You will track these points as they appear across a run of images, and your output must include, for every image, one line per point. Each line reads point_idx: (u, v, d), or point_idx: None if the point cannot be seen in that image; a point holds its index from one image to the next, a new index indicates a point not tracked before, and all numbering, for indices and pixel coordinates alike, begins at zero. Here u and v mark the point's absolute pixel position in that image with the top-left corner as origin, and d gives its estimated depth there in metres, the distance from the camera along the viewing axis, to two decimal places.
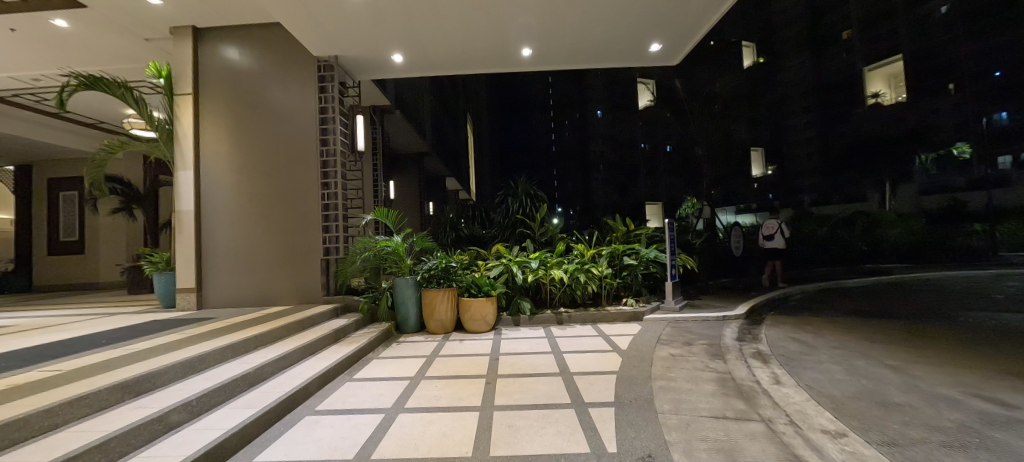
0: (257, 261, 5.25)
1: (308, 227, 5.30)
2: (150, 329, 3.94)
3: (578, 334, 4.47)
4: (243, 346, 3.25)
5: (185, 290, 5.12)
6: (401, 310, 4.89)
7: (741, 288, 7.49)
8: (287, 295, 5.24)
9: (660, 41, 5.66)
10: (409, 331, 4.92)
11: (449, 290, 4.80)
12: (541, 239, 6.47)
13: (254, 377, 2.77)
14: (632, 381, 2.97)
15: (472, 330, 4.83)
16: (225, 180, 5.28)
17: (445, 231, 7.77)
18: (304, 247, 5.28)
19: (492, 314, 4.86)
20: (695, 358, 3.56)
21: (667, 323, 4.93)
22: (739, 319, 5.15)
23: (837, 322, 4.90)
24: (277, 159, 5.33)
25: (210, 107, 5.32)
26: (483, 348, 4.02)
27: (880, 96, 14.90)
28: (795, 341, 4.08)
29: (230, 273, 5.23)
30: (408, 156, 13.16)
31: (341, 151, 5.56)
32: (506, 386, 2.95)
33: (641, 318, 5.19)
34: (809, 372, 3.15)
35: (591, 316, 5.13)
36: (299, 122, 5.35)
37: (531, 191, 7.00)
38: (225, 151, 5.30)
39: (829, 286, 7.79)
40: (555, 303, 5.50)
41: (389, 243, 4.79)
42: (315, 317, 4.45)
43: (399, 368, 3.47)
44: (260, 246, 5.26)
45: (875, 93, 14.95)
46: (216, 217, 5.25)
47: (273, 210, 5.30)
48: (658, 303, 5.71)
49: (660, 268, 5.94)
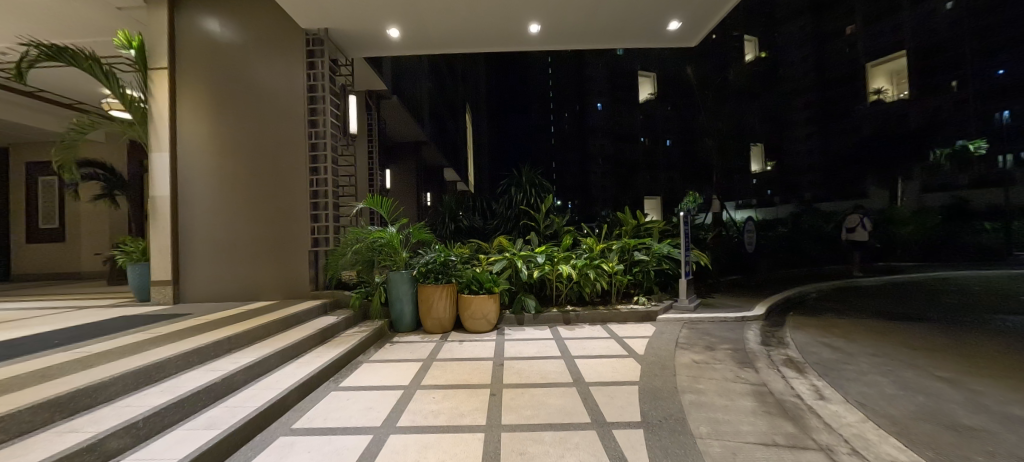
0: (239, 253, 4.84)
1: (295, 216, 4.88)
2: (117, 327, 3.54)
3: (588, 336, 4.11)
4: (214, 349, 2.85)
5: (160, 283, 4.72)
6: (396, 307, 4.50)
7: (754, 286, 7.14)
8: (271, 289, 4.84)
9: (680, 19, 5.23)
10: (404, 330, 4.54)
11: (447, 285, 4.41)
12: (546, 232, 5.98)
13: (221, 389, 2.39)
14: (657, 395, 2.61)
15: (473, 329, 4.44)
16: (205, 164, 4.86)
17: (444, 223, 7.31)
18: (291, 238, 4.87)
19: (494, 312, 4.47)
20: (722, 366, 3.19)
21: (683, 324, 4.57)
22: (759, 320, 4.81)
23: (866, 325, 4.55)
24: (261, 142, 4.89)
25: (187, 85, 4.88)
26: (485, 352, 3.64)
27: (881, 93, 15.20)
28: (827, 347, 3.72)
29: (210, 264, 4.83)
30: (405, 145, 12.73)
31: (332, 133, 5.12)
32: (513, 399, 2.59)
33: (654, 318, 4.82)
34: (853, 386, 2.81)
35: (600, 315, 4.76)
36: (285, 101, 4.91)
37: (536, 181, 6.57)
38: (205, 133, 4.86)
39: (845, 285, 7.44)
40: (562, 302, 5.12)
41: (383, 235, 4.45)
42: (301, 314, 4.04)
43: (392, 374, 3.09)
44: (243, 237, 4.86)
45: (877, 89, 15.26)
46: (194, 204, 4.84)
47: (257, 197, 4.88)
48: (671, 302, 5.35)
49: (673, 264, 5.58)
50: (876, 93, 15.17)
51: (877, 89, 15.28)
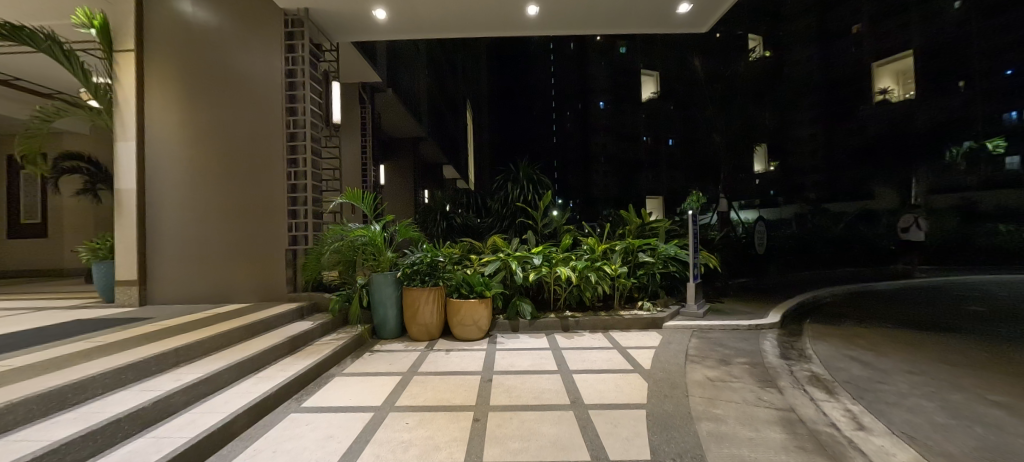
0: (212, 252, 4.48)
1: (271, 212, 4.49)
2: (64, 333, 3.18)
3: (588, 347, 3.72)
4: (159, 363, 2.47)
5: (125, 282, 4.36)
6: (378, 311, 4.12)
7: (764, 289, 6.75)
8: (246, 291, 4.46)
9: (690, 2, 4.80)
10: (387, 337, 4.15)
11: (434, 289, 4.02)
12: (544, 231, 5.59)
13: (152, 414, 2.01)
14: (670, 423, 2.23)
15: (462, 337, 4.05)
16: (175, 155, 4.48)
17: (435, 220, 6.91)
18: (267, 237, 4.48)
19: (486, 318, 4.09)
20: (740, 385, 2.81)
21: (692, 333, 4.19)
22: (774, 328, 4.42)
23: (893, 335, 4.17)
24: (234, 132, 4.51)
25: (155, 69, 4.50)
26: (473, 364, 3.26)
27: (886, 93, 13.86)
28: (855, 361, 3.34)
29: (180, 264, 4.47)
30: (402, 140, 12.33)
31: (313, 122, 4.74)
32: (501, 425, 2.22)
33: (660, 325, 4.42)
34: (896, 413, 2.43)
35: (602, 322, 4.37)
36: (262, 87, 4.52)
37: (534, 176, 6.14)
38: (174, 121, 4.49)
39: (859, 290, 7.06)
40: (560, 307, 4.73)
41: (365, 232, 4.07)
42: (273, 319, 3.67)
43: (365, 392, 2.71)
44: (216, 234, 4.49)
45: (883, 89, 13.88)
46: (163, 197, 4.47)
47: (230, 190, 4.50)
48: (677, 307, 4.96)
49: (681, 267, 5.19)
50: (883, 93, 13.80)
51: (881, 90, 13.89)
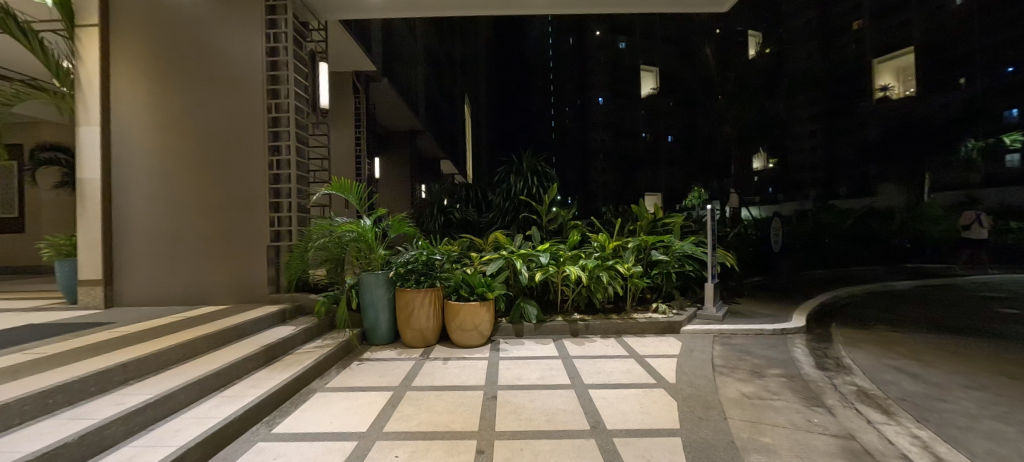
0: (184, 250, 4.07)
1: (251, 206, 4.07)
2: (6, 341, 2.76)
3: (602, 355, 3.33)
4: (101, 382, 2.08)
5: (90, 283, 3.94)
6: (369, 315, 3.73)
7: (780, 289, 6.36)
8: (223, 293, 4.06)
9: None
10: (378, 343, 3.76)
11: (431, 290, 3.63)
12: (549, 227, 5.21)
13: (78, 451, 1.63)
14: (712, 456, 1.86)
15: (462, 343, 3.66)
16: (144, 141, 4.06)
17: (432, 215, 6.50)
18: (245, 234, 4.06)
19: (488, 322, 3.71)
20: (783, 404, 2.44)
21: (715, 339, 3.81)
22: (801, 333, 4.07)
23: (933, 342, 3.80)
24: (210, 118, 4.08)
25: (124, 47, 4.07)
26: (475, 377, 2.88)
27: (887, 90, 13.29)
28: (905, 374, 2.97)
29: (151, 262, 4.05)
30: (398, 133, 11.86)
31: (298, 106, 4.32)
32: (509, 459, 1.84)
33: (678, 330, 4.05)
34: (974, 440, 2.07)
35: (614, 326, 3.99)
36: (241, 66, 4.09)
37: (538, 167, 5.72)
38: (144, 104, 4.07)
39: (878, 289, 6.70)
40: (568, 309, 4.35)
41: (354, 228, 3.69)
42: (250, 325, 3.27)
43: (350, 414, 2.33)
44: (188, 231, 4.07)
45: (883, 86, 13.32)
46: (132, 188, 4.05)
47: (204, 180, 4.07)
48: (694, 309, 4.58)
49: (697, 266, 4.82)
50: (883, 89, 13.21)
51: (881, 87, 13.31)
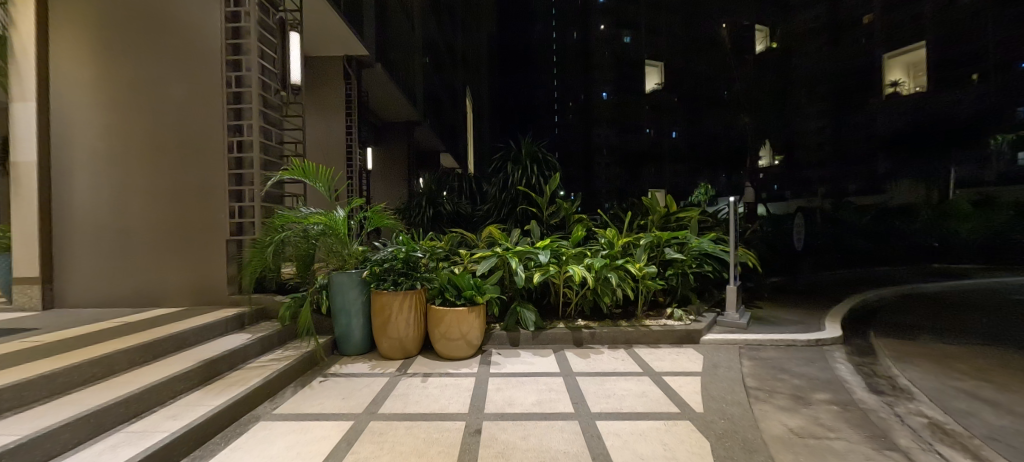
0: (133, 245, 3.55)
1: (209, 196, 3.56)
2: None
3: (611, 372, 2.82)
4: None
5: (25, 281, 3.44)
6: (340, 321, 3.21)
7: (802, 291, 5.82)
8: (178, 293, 3.55)
9: None
10: (350, 353, 3.24)
11: (412, 293, 3.12)
12: (550, 222, 4.69)
13: None
14: None
15: (447, 355, 3.14)
16: (89, 119, 3.55)
17: (421, 207, 5.96)
18: (203, 227, 3.55)
19: (478, 330, 3.19)
20: (845, 445, 1.92)
21: (741, 352, 3.28)
22: (838, 344, 3.55)
23: (998, 357, 3.27)
24: (163, 94, 3.57)
25: (66, 11, 3.56)
26: (457, 402, 2.37)
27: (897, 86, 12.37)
28: (985, 404, 2.43)
29: (95, 257, 3.54)
30: (395, 124, 11.30)
31: (265, 80, 3.79)
32: None
33: (697, 339, 3.52)
34: None
35: (623, 335, 3.47)
36: (197, 33, 3.58)
37: (539, 155, 5.17)
38: (88, 76, 3.56)
39: (910, 293, 6.14)
40: (570, 315, 3.83)
41: (323, 220, 3.17)
42: (196, 333, 2.77)
43: (291, 455, 1.83)
44: (138, 221, 3.56)
45: (893, 81, 12.42)
46: (75, 172, 3.54)
47: (157, 164, 3.56)
48: (714, 315, 4.04)
49: (715, 266, 4.28)
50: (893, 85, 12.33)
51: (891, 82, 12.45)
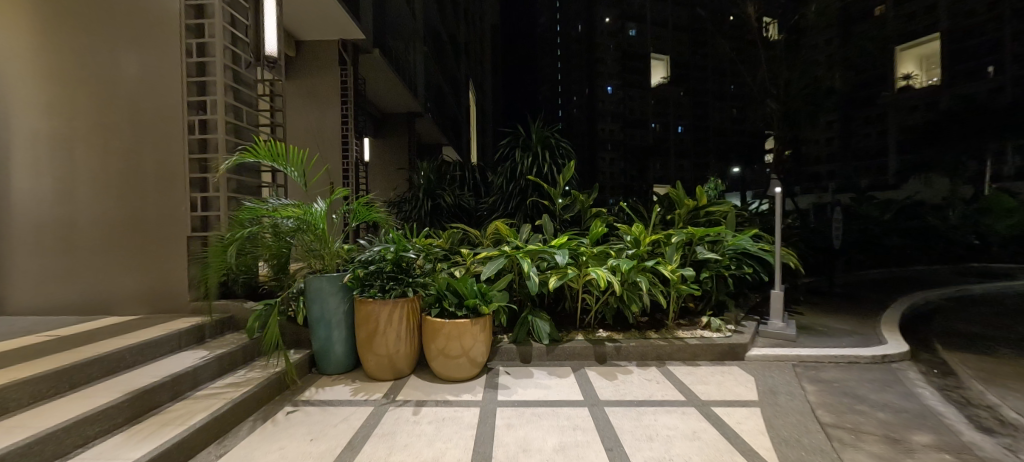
0: (79, 244, 3.02)
1: (167, 189, 3.05)
2: None
3: (646, 402, 2.27)
4: None
5: None
6: (318, 333, 2.68)
7: (840, 294, 5.25)
8: (133, 299, 3.04)
9: None
10: (331, 372, 2.72)
11: (404, 302, 2.60)
12: (564, 217, 4.15)
13: None
14: None
15: (446, 375, 2.62)
16: (26, 93, 3.02)
17: (418, 199, 5.39)
18: (161, 227, 3.04)
19: (483, 346, 2.65)
20: None
21: (799, 372, 2.73)
22: (908, 360, 3.00)
23: None
24: (115, 70, 3.04)
25: None
26: (456, 447, 1.84)
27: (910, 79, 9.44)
28: None
29: (34, 256, 3.02)
30: (394, 115, 10.74)
31: (234, 51, 3.27)
32: None
33: (742, 355, 2.97)
34: None
35: (654, 349, 2.93)
36: None
37: (550, 141, 4.61)
38: (25, 42, 3.02)
39: (959, 295, 5.55)
40: (590, 324, 3.30)
41: (298, 213, 2.64)
42: (138, 352, 2.27)
43: None
44: (84, 214, 3.02)
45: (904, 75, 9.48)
46: (11, 156, 3.01)
47: (106, 147, 3.03)
48: (756, 325, 3.48)
49: (754, 267, 3.73)
50: (908, 78, 9.29)
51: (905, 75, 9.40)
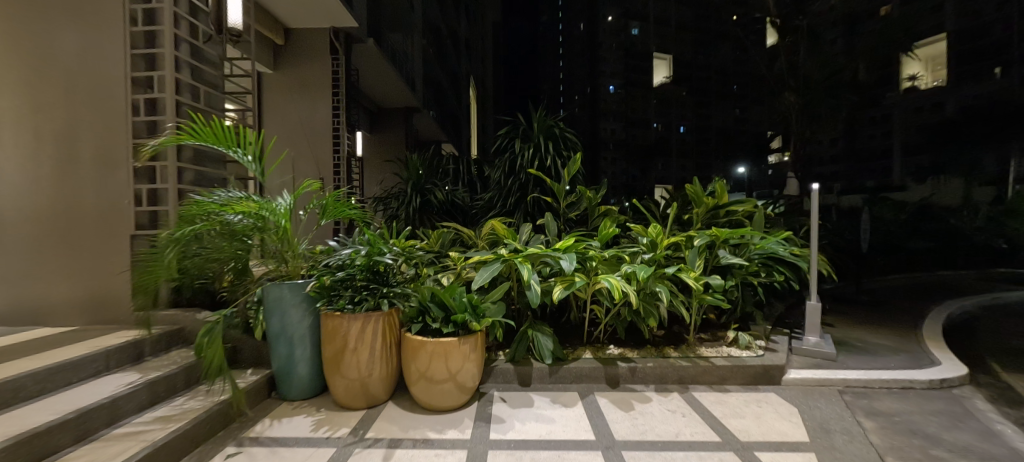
0: (5, 243, 2.59)
1: (110, 179, 2.62)
2: None
3: (673, 445, 1.84)
4: None
5: None
6: (279, 351, 2.25)
7: (869, 303, 4.79)
8: (67, 308, 2.61)
9: None
10: (294, 396, 2.29)
11: (379, 315, 2.17)
12: (569, 216, 3.73)
13: None
14: None
15: (429, 404, 2.19)
16: None
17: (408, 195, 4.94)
18: (102, 224, 2.62)
19: (474, 369, 2.22)
20: None
21: (849, 403, 2.30)
22: (971, 385, 2.57)
23: None
24: (48, 43, 2.61)
25: None
26: None
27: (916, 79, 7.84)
28: None
29: None
30: (389, 111, 10.28)
31: (189, 23, 2.85)
32: None
33: (778, 379, 2.53)
34: None
35: (675, 370, 2.51)
36: None
37: (554, 132, 4.18)
38: None
39: (996, 304, 5.10)
40: (599, 339, 2.87)
41: (254, 209, 2.21)
42: (46, 379, 1.84)
43: None
44: (11, 207, 2.59)
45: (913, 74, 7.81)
46: None
47: (39, 128, 2.60)
48: (789, 341, 3.04)
49: (784, 274, 3.30)
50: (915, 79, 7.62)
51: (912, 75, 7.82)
